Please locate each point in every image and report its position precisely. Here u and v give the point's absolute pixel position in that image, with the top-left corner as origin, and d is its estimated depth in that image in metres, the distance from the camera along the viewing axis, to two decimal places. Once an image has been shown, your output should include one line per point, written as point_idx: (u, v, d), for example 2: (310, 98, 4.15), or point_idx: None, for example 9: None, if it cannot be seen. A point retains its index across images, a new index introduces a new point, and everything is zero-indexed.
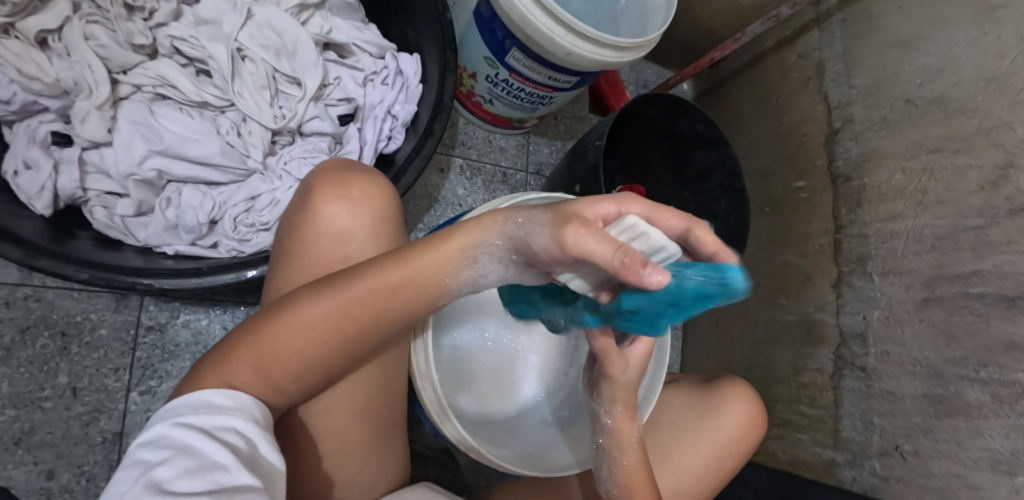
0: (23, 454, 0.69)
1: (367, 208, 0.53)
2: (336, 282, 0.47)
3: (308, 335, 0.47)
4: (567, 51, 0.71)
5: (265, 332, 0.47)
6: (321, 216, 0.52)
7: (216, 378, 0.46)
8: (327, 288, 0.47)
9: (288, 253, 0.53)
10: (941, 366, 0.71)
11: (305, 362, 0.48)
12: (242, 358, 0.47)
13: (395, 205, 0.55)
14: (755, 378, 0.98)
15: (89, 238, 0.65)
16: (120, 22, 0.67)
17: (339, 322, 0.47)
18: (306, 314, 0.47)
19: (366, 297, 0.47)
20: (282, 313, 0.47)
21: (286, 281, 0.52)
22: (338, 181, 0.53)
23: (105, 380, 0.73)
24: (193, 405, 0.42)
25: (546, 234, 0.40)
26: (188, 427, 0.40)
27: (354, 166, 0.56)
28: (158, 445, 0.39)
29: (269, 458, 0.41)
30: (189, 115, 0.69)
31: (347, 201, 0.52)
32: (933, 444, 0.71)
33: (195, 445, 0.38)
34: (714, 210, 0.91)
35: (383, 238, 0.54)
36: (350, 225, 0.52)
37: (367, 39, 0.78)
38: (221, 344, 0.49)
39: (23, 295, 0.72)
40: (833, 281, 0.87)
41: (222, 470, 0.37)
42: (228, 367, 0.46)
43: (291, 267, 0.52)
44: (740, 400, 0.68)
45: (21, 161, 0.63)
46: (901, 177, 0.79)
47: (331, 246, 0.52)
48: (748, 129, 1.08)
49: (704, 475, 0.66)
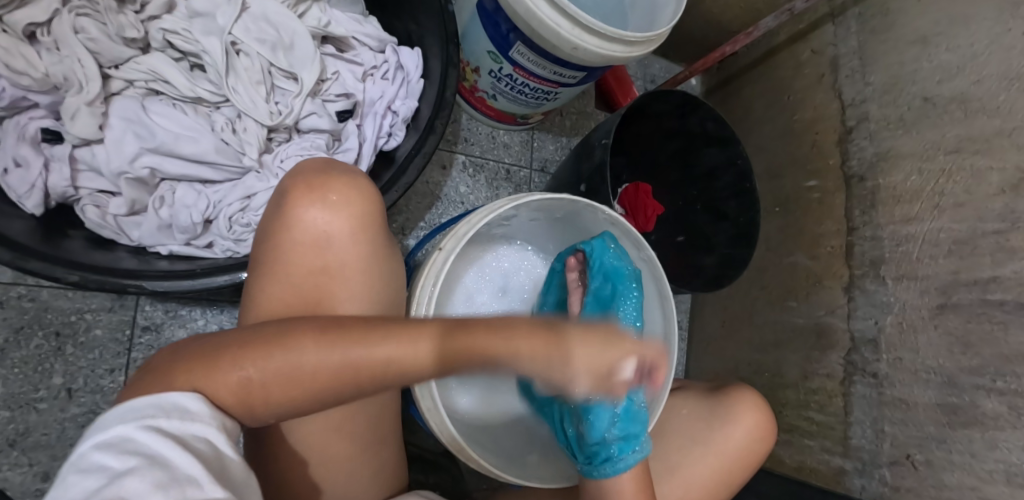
0: (18, 456, 0.67)
1: (347, 212, 0.51)
2: (348, 336, 0.41)
3: (303, 380, 0.41)
4: (573, 45, 0.69)
5: (260, 356, 0.41)
6: (297, 223, 0.49)
7: (187, 376, 0.40)
8: (339, 341, 0.41)
9: (263, 259, 0.50)
10: (956, 375, 0.69)
11: (286, 393, 0.41)
12: (220, 374, 0.40)
13: (379, 207, 0.53)
14: (762, 382, 0.95)
15: (81, 237, 0.64)
16: (110, 15, 0.64)
17: (339, 373, 0.40)
18: (307, 355, 0.40)
19: (376, 364, 0.40)
20: (283, 345, 0.41)
21: (266, 289, 0.49)
22: (314, 184, 0.51)
23: (100, 380, 0.71)
24: (165, 406, 0.37)
25: (586, 387, 0.38)
26: (160, 434, 0.35)
27: (334, 166, 0.54)
28: (122, 451, 0.33)
29: (240, 473, 0.37)
30: (183, 112, 0.67)
31: (324, 205, 0.50)
32: (946, 455, 0.69)
33: (166, 455, 0.33)
34: (723, 211, 0.88)
35: (368, 243, 0.52)
36: (331, 231, 0.50)
37: (367, 33, 0.75)
38: (198, 346, 0.42)
39: (17, 295, 0.70)
40: (844, 284, 0.84)
41: (196, 485, 0.33)
42: (215, 370, 0.40)
43: (268, 274, 0.49)
44: (751, 409, 0.66)
45: (10, 158, 0.61)
46: (918, 179, 0.77)
47: (308, 252, 0.49)
48: (757, 126, 1.05)
49: (714, 486, 0.63)
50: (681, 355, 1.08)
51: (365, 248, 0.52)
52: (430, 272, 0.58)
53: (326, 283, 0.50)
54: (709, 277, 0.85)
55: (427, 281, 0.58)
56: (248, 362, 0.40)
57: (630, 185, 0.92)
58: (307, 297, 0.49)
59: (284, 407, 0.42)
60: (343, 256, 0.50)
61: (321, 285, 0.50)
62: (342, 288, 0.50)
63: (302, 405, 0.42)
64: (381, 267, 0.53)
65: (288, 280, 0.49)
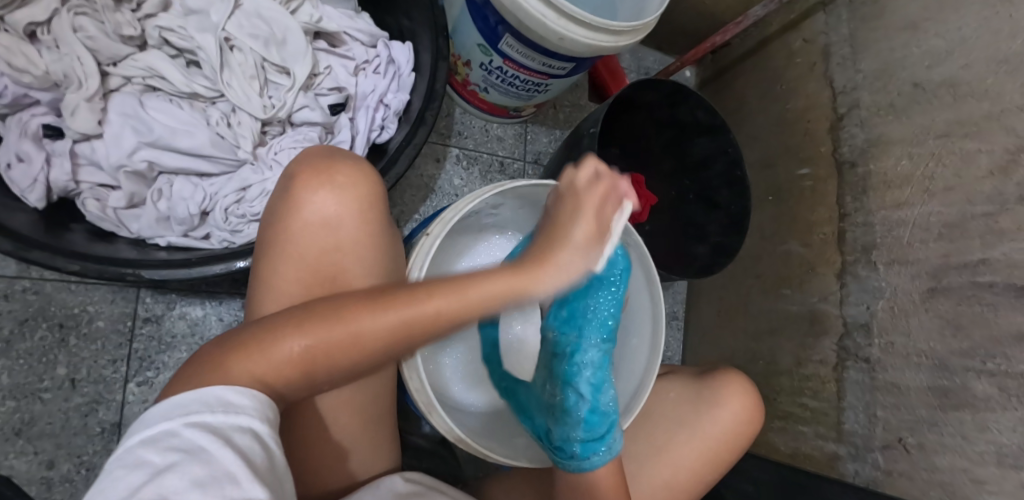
0: (23, 445, 0.69)
1: (352, 193, 0.52)
2: (397, 302, 0.45)
3: (359, 346, 0.44)
4: (559, 36, 0.70)
5: (315, 329, 0.43)
6: (305, 205, 0.51)
7: (237, 363, 0.41)
8: (389, 304, 0.45)
9: (270, 244, 0.51)
10: (947, 358, 0.70)
11: (343, 359, 0.44)
12: (273, 353, 0.42)
13: (381, 190, 0.54)
14: (757, 370, 0.95)
15: (83, 230, 0.66)
16: (107, 13, 0.65)
17: (402, 333, 0.45)
18: (367, 324, 0.44)
19: (427, 320, 0.45)
20: (341, 321, 0.44)
21: (279, 271, 0.50)
22: (320, 168, 0.52)
23: (102, 371, 0.73)
24: (209, 400, 0.38)
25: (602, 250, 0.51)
26: (205, 429, 0.36)
27: (339, 152, 0.55)
28: (165, 446, 0.34)
29: (279, 471, 0.37)
30: (179, 107, 0.69)
31: (331, 188, 0.51)
32: (937, 438, 0.69)
33: (211, 450, 0.34)
34: (715, 199, 0.89)
35: (372, 224, 0.53)
36: (338, 212, 0.51)
37: (358, 28, 0.77)
38: (242, 331, 0.44)
39: (22, 288, 0.72)
40: (837, 270, 0.85)
41: (235, 483, 0.33)
42: (267, 351, 0.42)
43: (278, 257, 0.50)
44: (739, 391, 0.67)
45: (13, 153, 0.63)
46: (908, 163, 0.77)
47: (318, 234, 0.51)
48: (751, 116, 1.05)
49: (701, 469, 0.65)
50: (678, 345, 1.09)
51: (372, 230, 0.53)
52: (417, 257, 0.60)
53: (337, 264, 0.51)
54: (701, 265, 0.86)
55: (415, 266, 0.59)
56: (295, 336, 0.43)
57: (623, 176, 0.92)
58: (318, 277, 0.51)
59: (341, 372, 0.45)
60: (352, 238, 0.52)
61: (332, 265, 0.51)
62: (354, 269, 0.52)
63: (356, 369, 0.45)
64: (385, 248, 0.54)
65: (297, 262, 0.50)
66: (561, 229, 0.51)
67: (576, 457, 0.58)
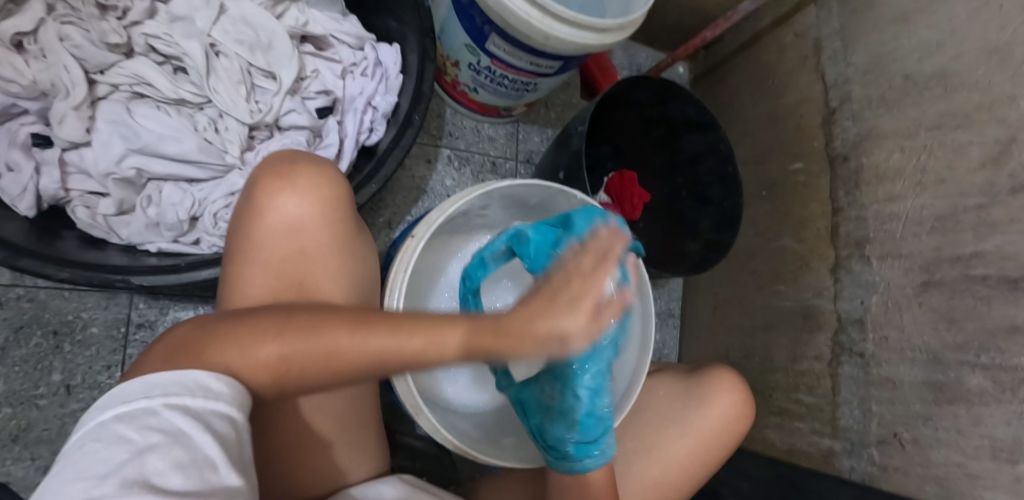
0: (21, 451, 0.69)
1: (316, 197, 0.52)
2: (383, 324, 0.42)
3: (339, 364, 0.41)
4: (545, 35, 0.70)
5: (298, 339, 0.41)
6: (270, 210, 0.51)
7: (220, 351, 0.40)
8: (370, 330, 0.42)
9: (236, 249, 0.51)
10: (941, 352, 0.69)
11: (320, 373, 0.42)
12: (260, 349, 0.41)
13: (346, 192, 0.55)
14: (753, 366, 0.95)
15: (74, 237, 0.66)
16: (92, 22, 0.66)
17: (374, 359, 0.41)
18: (346, 343, 0.41)
19: (405, 355, 0.41)
20: (319, 333, 0.42)
21: (245, 274, 0.49)
22: (282, 174, 0.52)
23: (97, 376, 0.73)
24: (189, 384, 0.37)
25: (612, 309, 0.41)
26: (185, 413, 0.36)
27: (301, 156, 0.56)
28: (145, 426, 0.34)
29: (252, 451, 0.39)
30: (167, 113, 0.69)
31: (293, 193, 0.51)
32: (932, 433, 0.69)
33: (190, 438, 0.35)
34: (708, 196, 0.88)
35: (338, 225, 0.53)
36: (304, 215, 0.51)
37: (345, 31, 0.77)
38: (221, 323, 0.43)
39: (16, 295, 0.72)
40: (831, 265, 0.84)
41: (213, 469, 0.35)
42: (240, 350, 0.41)
43: (246, 262, 0.50)
44: (728, 389, 0.68)
45: (3, 163, 0.63)
46: (900, 156, 0.77)
47: (283, 237, 0.50)
48: (744, 111, 1.04)
49: (692, 466, 0.66)
50: (675, 342, 1.08)
51: (339, 231, 0.53)
52: (402, 260, 0.60)
53: (305, 263, 0.51)
54: (694, 262, 0.85)
55: (400, 269, 0.60)
56: (276, 339, 0.41)
57: (615, 174, 0.92)
58: (285, 278, 0.50)
59: (317, 383, 0.43)
60: (318, 237, 0.52)
61: (300, 266, 0.50)
62: (322, 267, 0.51)
63: (334, 383, 0.43)
64: (353, 248, 0.54)
65: (267, 264, 0.50)
66: (557, 292, 0.40)
67: (571, 460, 0.58)
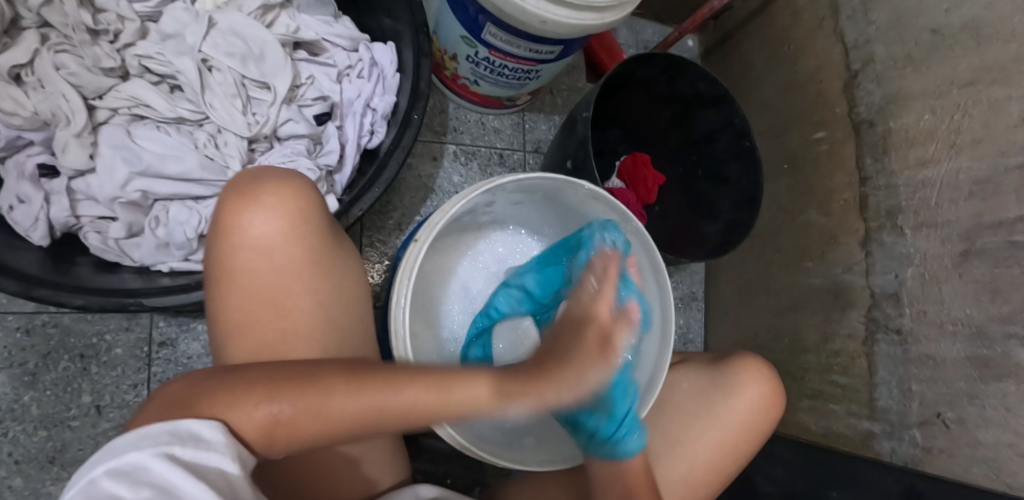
0: (59, 471, 0.71)
1: (283, 211, 0.48)
2: (377, 385, 0.44)
3: (334, 420, 0.42)
4: (541, 20, 0.67)
5: (289, 397, 0.41)
6: (239, 233, 0.47)
7: (210, 406, 0.38)
8: (364, 385, 0.44)
9: (214, 283, 0.48)
10: (985, 325, 0.65)
11: (313, 429, 0.42)
12: (250, 407, 0.39)
13: (316, 198, 0.51)
14: (782, 347, 0.91)
15: (89, 263, 0.68)
16: (85, 47, 0.66)
17: (363, 418, 0.43)
18: (340, 404, 0.42)
19: (409, 410, 0.45)
20: (319, 393, 0.42)
21: (229, 308, 0.48)
22: (246, 191, 0.48)
23: (125, 395, 0.74)
24: (181, 434, 0.35)
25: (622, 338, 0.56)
26: (175, 464, 0.34)
27: (265, 167, 0.51)
28: (134, 480, 0.33)
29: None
30: (166, 133, 0.69)
31: (260, 211, 0.47)
32: (979, 411, 0.65)
33: (182, 491, 0.33)
34: (724, 174, 0.84)
35: (309, 239, 0.49)
36: (275, 235, 0.48)
37: (337, 33, 0.76)
38: (209, 376, 0.41)
39: (41, 322, 0.73)
40: (860, 238, 0.80)
41: None
42: (233, 407, 0.39)
43: (226, 295, 0.48)
44: (755, 381, 0.67)
45: (14, 196, 0.64)
46: (931, 118, 0.72)
47: (252, 256, 0.47)
48: (758, 80, 0.99)
49: (719, 461, 0.65)
50: (699, 326, 1.04)
51: (312, 243, 0.49)
52: (407, 264, 0.59)
53: (277, 283, 0.48)
54: (714, 244, 0.82)
55: (405, 273, 0.58)
56: (268, 401, 0.40)
57: (627, 157, 0.89)
58: (259, 298, 0.48)
59: (303, 443, 0.43)
60: (291, 257, 0.48)
61: (280, 291, 0.48)
62: (299, 287, 0.48)
63: (322, 439, 0.43)
64: (334, 261, 0.51)
65: (246, 296, 0.47)
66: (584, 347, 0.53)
67: (614, 445, 0.59)
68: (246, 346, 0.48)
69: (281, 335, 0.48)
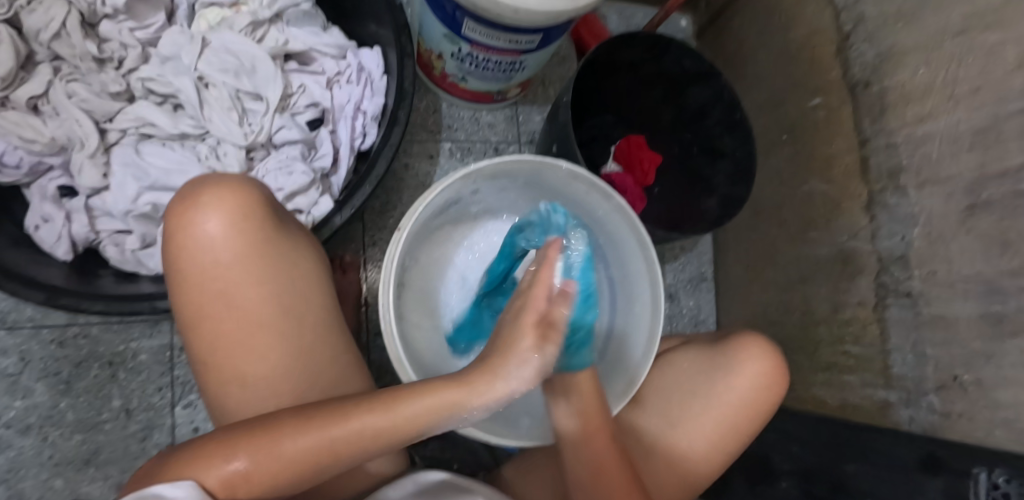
0: (94, 472, 0.76)
1: (228, 214, 0.51)
2: (322, 419, 0.46)
3: (289, 465, 0.45)
4: (514, 9, 0.68)
5: (246, 453, 0.44)
6: (194, 240, 0.51)
7: (173, 475, 0.43)
8: (311, 425, 0.46)
9: (179, 292, 0.52)
10: (996, 279, 0.61)
11: (269, 479, 0.45)
12: (208, 470, 0.43)
13: (259, 198, 0.54)
14: (794, 322, 0.88)
15: (111, 274, 0.73)
16: (92, 75, 0.71)
17: (318, 456, 0.45)
18: (289, 442, 0.45)
19: (357, 437, 0.46)
20: (268, 435, 0.45)
21: (198, 309, 0.51)
22: (191, 201, 0.52)
23: (151, 398, 0.79)
24: (144, 497, 0.41)
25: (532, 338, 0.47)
26: None
27: (211, 177, 0.55)
28: None
29: None
30: (171, 148, 0.74)
31: (206, 218, 0.51)
32: (996, 371, 0.61)
33: None
34: (720, 149, 0.84)
35: (257, 238, 0.52)
36: (225, 238, 0.51)
37: (325, 43, 0.79)
38: (182, 448, 0.46)
39: (73, 334, 0.78)
40: (864, 203, 0.77)
41: None
42: (195, 470, 0.43)
43: (191, 299, 0.51)
44: (758, 357, 0.63)
45: (39, 216, 0.70)
46: (926, 72, 0.70)
47: (199, 255, 0.51)
48: (753, 54, 0.98)
49: (721, 438, 0.62)
50: (712, 307, 1.02)
51: (260, 242, 0.52)
52: (391, 252, 0.61)
53: (225, 277, 0.51)
54: (712, 219, 0.81)
55: (387, 261, 0.61)
56: (226, 459, 0.44)
57: (621, 141, 0.88)
58: (210, 293, 0.51)
59: (269, 493, 0.46)
60: (239, 257, 0.52)
61: (237, 294, 0.51)
62: (254, 284, 0.52)
63: (288, 485, 0.46)
64: (288, 258, 0.54)
65: (207, 301, 0.51)
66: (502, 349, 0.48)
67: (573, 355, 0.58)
68: (207, 337, 0.52)
69: (238, 324, 0.51)
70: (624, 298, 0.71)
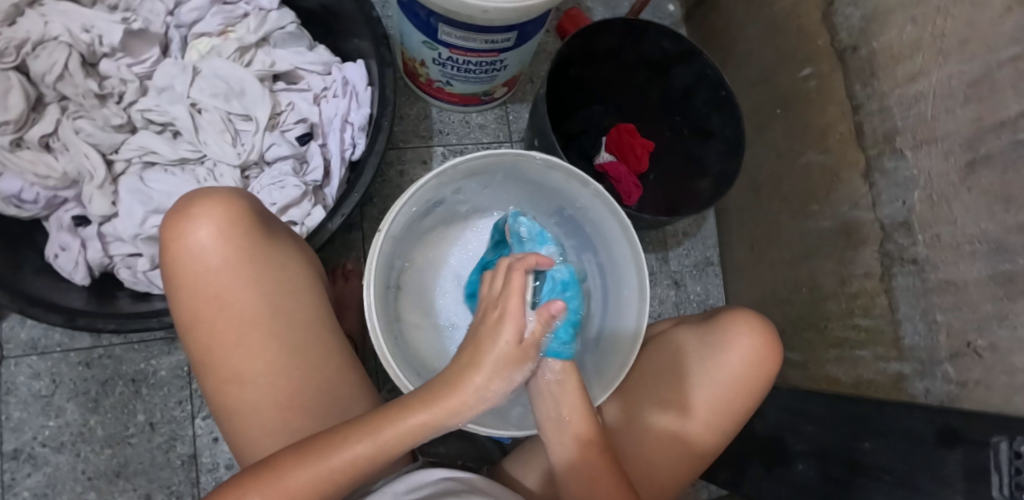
0: (124, 483, 0.80)
1: (217, 223, 0.54)
2: (317, 448, 0.46)
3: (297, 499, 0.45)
4: (483, 9, 0.69)
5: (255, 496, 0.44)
6: (187, 248, 0.53)
7: None
8: (307, 456, 0.45)
9: (177, 298, 0.54)
10: (1003, 238, 0.58)
11: None
12: None
13: (248, 205, 0.56)
14: (802, 299, 0.86)
15: (128, 294, 0.77)
16: (96, 110, 0.76)
17: (323, 491, 0.45)
18: (291, 476, 0.45)
19: (352, 462, 0.46)
20: (272, 471, 0.45)
21: (194, 314, 0.54)
22: (183, 211, 0.54)
23: (172, 411, 0.83)
24: None
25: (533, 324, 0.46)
26: None
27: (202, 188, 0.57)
28: None
29: None
30: (174, 173, 0.78)
31: (197, 228, 0.53)
32: (1011, 334, 0.57)
33: None
34: (709, 129, 0.83)
35: (246, 244, 0.54)
36: (217, 245, 0.54)
37: (310, 61, 0.82)
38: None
39: (98, 355, 0.83)
40: (862, 170, 0.74)
41: None
42: None
43: (189, 305, 0.54)
44: (746, 332, 0.61)
45: (57, 245, 0.75)
46: (913, 29, 0.67)
47: (191, 263, 0.53)
48: (742, 32, 0.96)
49: (713, 418, 0.61)
50: (721, 291, 1.00)
51: (248, 247, 0.55)
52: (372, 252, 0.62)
53: (217, 281, 0.54)
54: (707, 199, 0.80)
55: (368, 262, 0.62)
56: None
57: (612, 130, 0.88)
58: (205, 296, 0.54)
59: None
60: (229, 263, 0.54)
61: (230, 298, 0.54)
62: (244, 287, 0.54)
63: None
64: (275, 261, 0.56)
65: (203, 305, 0.54)
66: (476, 352, 0.46)
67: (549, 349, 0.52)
68: (203, 341, 0.54)
69: (230, 327, 0.54)
70: (615, 285, 0.70)
